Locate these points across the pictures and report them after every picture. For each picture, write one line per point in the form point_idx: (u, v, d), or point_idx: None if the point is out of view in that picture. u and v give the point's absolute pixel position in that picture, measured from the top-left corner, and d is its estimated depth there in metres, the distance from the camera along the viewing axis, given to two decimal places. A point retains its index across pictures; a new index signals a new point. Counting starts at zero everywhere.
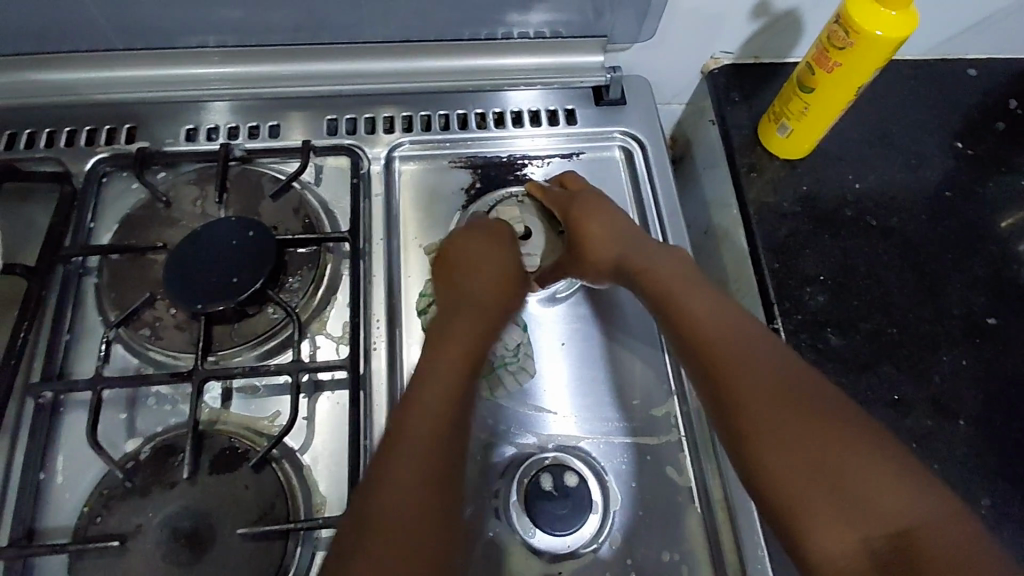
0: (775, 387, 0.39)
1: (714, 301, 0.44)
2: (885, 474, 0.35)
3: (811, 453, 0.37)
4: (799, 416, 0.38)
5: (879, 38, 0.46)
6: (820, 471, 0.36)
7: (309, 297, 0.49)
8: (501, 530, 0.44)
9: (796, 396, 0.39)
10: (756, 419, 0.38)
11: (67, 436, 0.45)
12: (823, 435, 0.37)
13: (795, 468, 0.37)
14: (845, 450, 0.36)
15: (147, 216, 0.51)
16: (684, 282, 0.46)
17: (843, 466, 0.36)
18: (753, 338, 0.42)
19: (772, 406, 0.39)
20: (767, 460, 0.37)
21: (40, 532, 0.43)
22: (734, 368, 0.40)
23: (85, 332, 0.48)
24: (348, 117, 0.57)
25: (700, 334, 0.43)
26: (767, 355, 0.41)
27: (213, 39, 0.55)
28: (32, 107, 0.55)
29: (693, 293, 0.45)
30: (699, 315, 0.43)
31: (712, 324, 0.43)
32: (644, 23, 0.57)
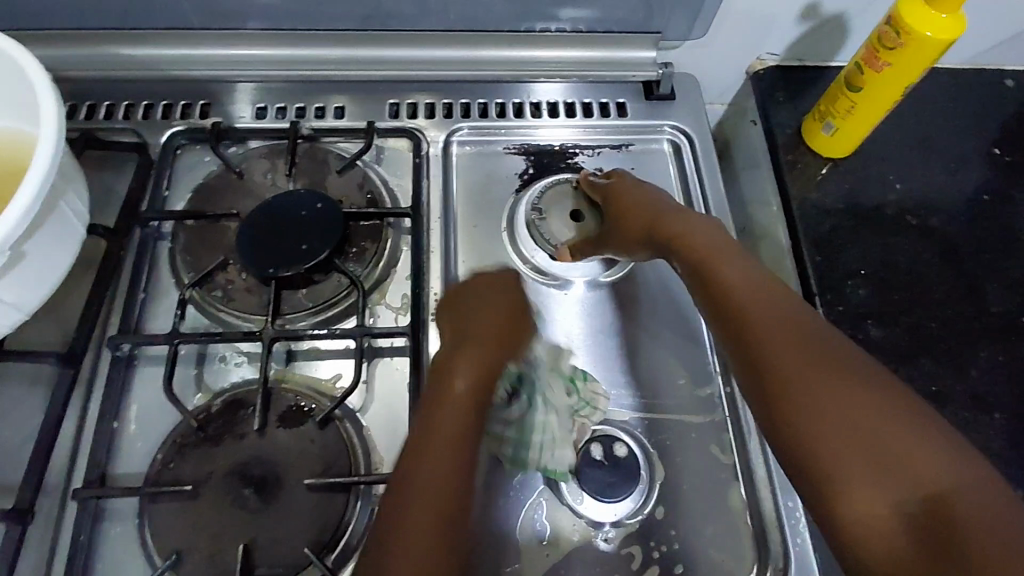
0: (808, 352, 0.40)
1: (751, 272, 0.45)
2: (917, 439, 0.35)
3: (845, 417, 0.37)
4: (834, 381, 0.38)
5: (929, 39, 0.48)
6: (851, 434, 0.36)
7: (372, 269, 0.51)
8: (551, 496, 0.46)
9: (827, 360, 0.39)
10: (790, 384, 0.39)
11: (140, 388, 0.47)
12: (854, 399, 0.37)
13: (827, 430, 0.37)
14: (879, 415, 0.36)
15: (220, 186, 0.53)
16: (720, 255, 0.47)
17: (875, 430, 0.36)
18: (788, 307, 0.43)
19: (807, 371, 0.39)
20: (800, 424, 0.38)
21: (113, 476, 0.45)
22: (770, 334, 0.41)
23: (158, 292, 0.50)
24: (408, 102, 0.60)
25: (735, 304, 0.43)
26: (801, 323, 0.42)
27: (286, 23, 0.58)
28: (113, 82, 0.58)
29: (730, 265, 0.46)
30: (733, 287, 0.44)
31: (747, 296, 0.44)
32: (696, 22, 0.59)
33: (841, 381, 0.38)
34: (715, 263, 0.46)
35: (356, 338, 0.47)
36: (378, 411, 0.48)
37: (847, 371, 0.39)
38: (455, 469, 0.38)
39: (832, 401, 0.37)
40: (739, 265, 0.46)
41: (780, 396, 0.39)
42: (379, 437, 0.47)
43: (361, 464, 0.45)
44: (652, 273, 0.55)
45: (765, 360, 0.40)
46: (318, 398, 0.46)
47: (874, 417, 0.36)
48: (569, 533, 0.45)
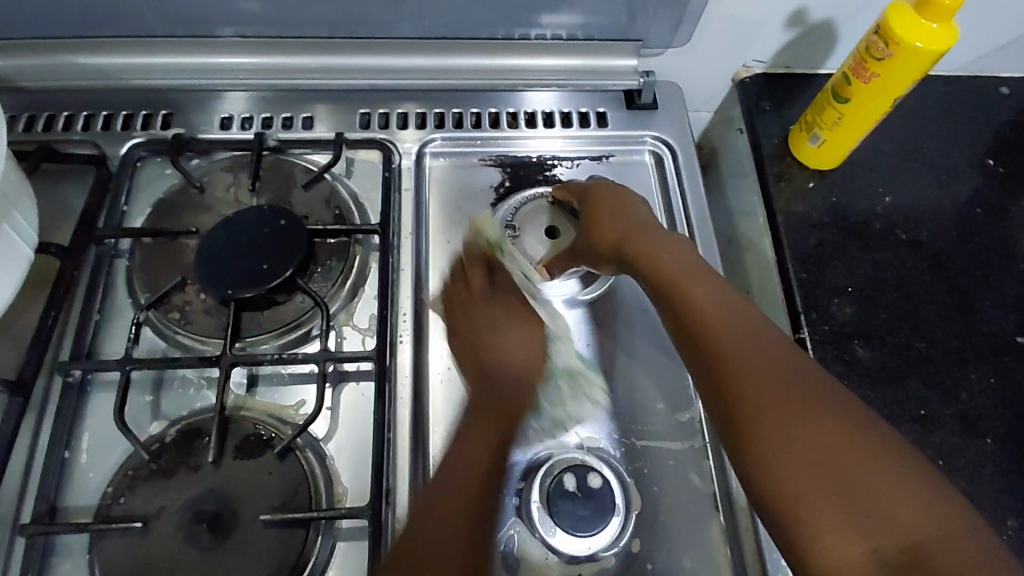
0: (782, 384, 0.38)
1: (723, 295, 0.44)
2: (894, 482, 0.34)
3: (820, 454, 0.35)
4: (806, 416, 0.37)
5: (919, 50, 0.46)
6: (826, 473, 0.35)
7: (338, 288, 0.49)
8: (522, 530, 0.44)
9: (800, 391, 0.38)
10: (763, 418, 0.37)
11: (93, 416, 0.45)
12: (829, 434, 0.36)
13: (801, 468, 0.35)
14: (856, 452, 0.35)
15: (181, 201, 0.51)
16: (693, 274, 0.45)
17: (852, 470, 0.34)
18: (760, 334, 0.41)
19: (781, 405, 0.38)
20: (773, 461, 0.36)
21: (62, 509, 0.43)
22: (743, 365, 0.40)
23: (114, 314, 0.48)
24: (380, 112, 0.58)
25: (708, 329, 0.42)
26: (773, 350, 0.40)
27: (252, 31, 0.55)
28: (72, 92, 0.56)
29: (703, 285, 0.44)
30: (706, 310, 0.43)
31: (719, 321, 0.42)
32: (679, 29, 0.57)
33: (815, 415, 0.37)
34: (687, 283, 0.45)
35: (318, 363, 0.45)
36: (342, 439, 0.46)
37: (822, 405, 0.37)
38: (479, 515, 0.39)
39: (807, 437, 0.36)
40: (712, 286, 0.44)
41: (754, 432, 0.38)
42: (342, 467, 0.45)
43: (322, 496, 0.43)
44: (633, 290, 0.53)
45: (737, 391, 0.39)
46: (278, 427, 0.44)
47: (850, 454, 0.35)
48: (539, 568, 0.43)
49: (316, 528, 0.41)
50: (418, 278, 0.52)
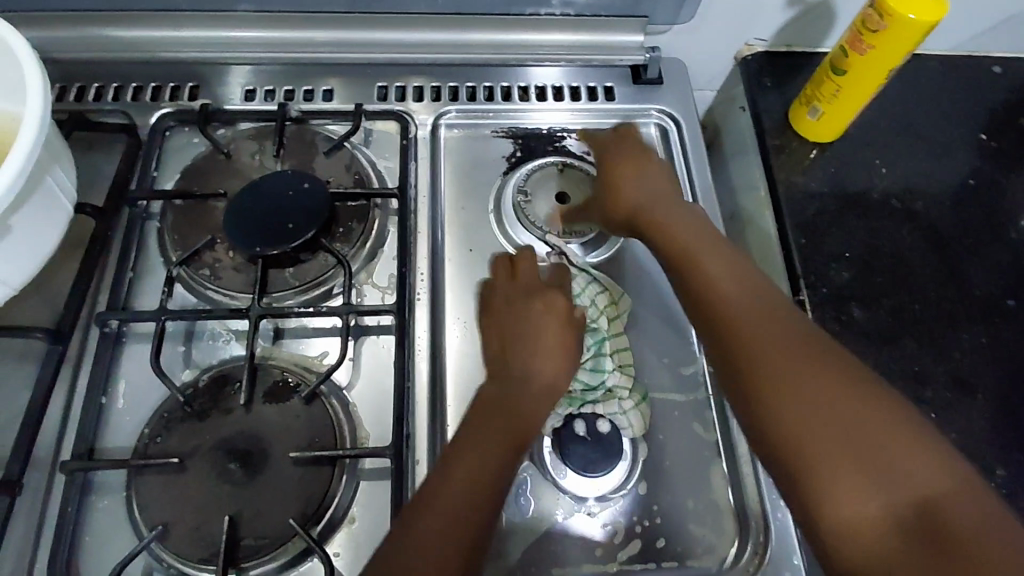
0: (795, 350, 0.41)
1: (737, 269, 0.46)
2: (901, 439, 0.37)
3: (836, 415, 0.38)
4: (818, 376, 0.39)
5: (912, 22, 0.49)
6: (842, 431, 0.37)
7: (359, 248, 0.52)
8: (534, 472, 0.46)
9: (809, 352, 0.41)
10: (779, 381, 0.40)
11: (129, 365, 0.48)
12: (839, 394, 0.39)
13: (816, 425, 0.38)
14: (862, 410, 0.38)
15: (209, 166, 0.54)
16: (706, 248, 0.47)
17: (863, 425, 0.37)
18: (769, 305, 0.44)
19: (796, 368, 0.40)
20: (790, 420, 0.39)
21: (101, 450, 0.45)
22: (759, 336, 0.42)
23: (146, 271, 0.51)
24: (397, 85, 0.60)
25: (722, 300, 0.44)
26: (782, 317, 0.43)
27: (276, 6, 0.58)
28: (102, 64, 0.58)
29: (716, 258, 0.47)
30: (719, 280, 0.45)
31: (734, 292, 0.44)
32: (683, 6, 0.60)
33: (824, 378, 0.39)
34: (700, 256, 0.47)
35: (342, 316, 0.47)
36: (363, 388, 0.48)
37: (831, 367, 0.40)
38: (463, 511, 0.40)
39: (822, 397, 0.39)
40: (722, 260, 0.47)
41: (772, 396, 0.40)
42: (364, 413, 0.47)
43: (346, 438, 0.45)
44: (639, 254, 0.56)
45: (751, 356, 0.41)
46: (304, 375, 0.47)
47: (863, 416, 0.37)
48: (551, 507, 0.46)
49: (342, 466, 0.44)
50: (434, 241, 0.54)
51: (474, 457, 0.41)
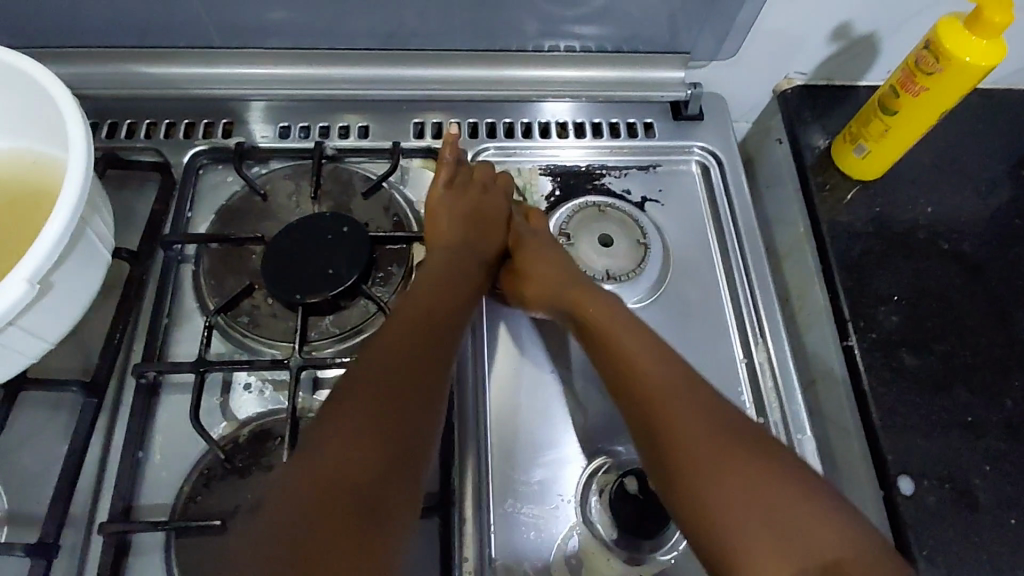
0: (718, 440, 0.40)
1: (659, 355, 0.44)
2: (808, 503, 0.38)
3: (755, 510, 0.37)
4: (732, 461, 0.39)
5: (968, 65, 0.48)
6: (763, 519, 0.37)
7: (399, 294, 0.50)
8: (583, 531, 0.45)
9: (736, 448, 0.40)
10: (707, 484, 0.39)
11: (166, 417, 0.46)
12: (749, 464, 0.39)
13: (736, 507, 0.38)
14: (782, 495, 0.38)
15: (245, 208, 0.53)
16: (622, 330, 0.46)
17: (773, 497, 0.38)
18: (694, 394, 0.42)
19: (718, 459, 0.39)
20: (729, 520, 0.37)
21: (139, 508, 0.44)
22: (675, 421, 0.41)
23: (182, 318, 0.50)
24: (433, 121, 0.59)
25: (646, 392, 0.43)
26: (716, 410, 0.42)
27: (310, 41, 0.57)
28: (133, 99, 0.57)
29: (638, 343, 0.45)
30: (643, 366, 0.44)
31: (660, 382, 0.43)
32: (725, 42, 0.59)
33: (736, 458, 0.39)
34: (624, 340, 0.45)
35: None
36: None
37: (750, 457, 0.39)
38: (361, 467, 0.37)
39: (743, 488, 0.38)
40: (644, 342, 0.45)
41: (700, 496, 0.38)
42: None
43: None
44: (683, 298, 0.54)
45: (678, 449, 0.40)
46: None
47: (766, 477, 0.38)
48: (601, 569, 0.44)
49: None
50: None
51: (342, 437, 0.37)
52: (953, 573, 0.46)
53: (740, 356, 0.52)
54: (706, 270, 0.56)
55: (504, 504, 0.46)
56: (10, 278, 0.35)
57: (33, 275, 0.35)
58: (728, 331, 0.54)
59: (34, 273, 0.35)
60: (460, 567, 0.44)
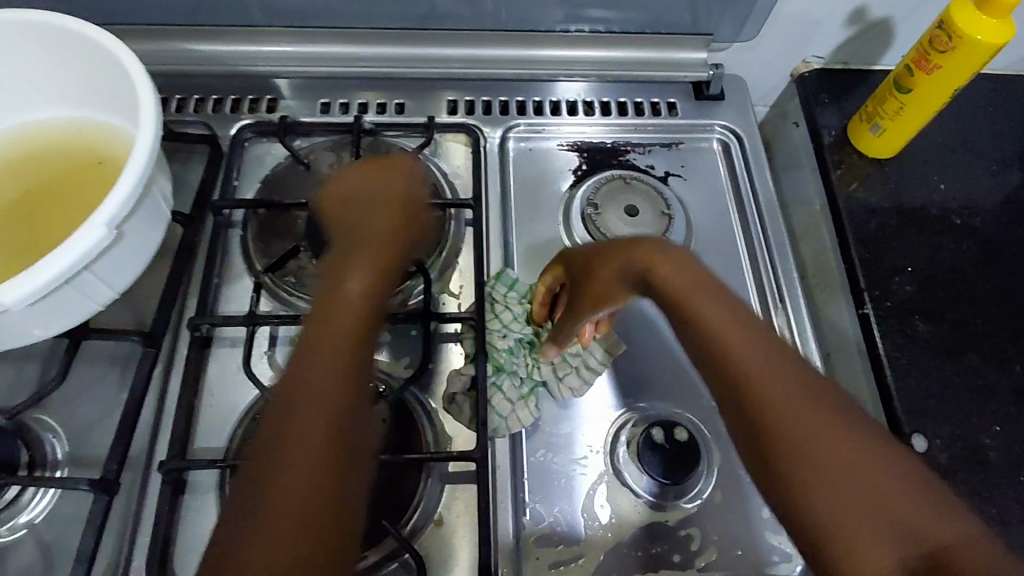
0: (811, 408, 0.35)
1: (751, 328, 0.38)
2: (904, 486, 0.33)
3: (855, 491, 0.33)
4: (830, 429, 0.34)
5: (980, 43, 0.50)
6: (858, 497, 0.32)
7: (437, 258, 0.54)
8: (612, 479, 0.48)
9: (828, 405, 0.35)
10: (816, 460, 0.33)
11: (218, 368, 0.49)
12: (842, 439, 0.34)
13: (841, 494, 0.32)
14: (882, 471, 0.33)
15: (289, 177, 0.55)
16: (706, 301, 0.40)
17: (880, 481, 0.33)
18: (792, 368, 0.37)
19: (819, 428, 0.34)
20: (815, 493, 0.33)
21: (194, 450, 0.46)
22: (765, 385, 0.36)
23: (231, 278, 0.53)
24: (466, 99, 0.62)
25: (733, 375, 0.37)
26: (805, 378, 0.36)
27: (350, 22, 0.60)
28: (184, 76, 0.61)
29: (718, 312, 0.39)
30: (727, 339, 0.38)
31: (749, 359, 0.37)
32: (746, 25, 0.61)
33: (832, 424, 0.34)
34: (706, 312, 0.39)
35: (425, 323, 0.49)
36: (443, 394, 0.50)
37: (847, 430, 0.34)
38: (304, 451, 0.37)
39: (836, 466, 0.33)
40: (725, 310, 0.39)
41: (803, 476, 0.33)
42: (444, 418, 0.49)
43: (429, 441, 0.47)
44: (705, 267, 0.57)
45: (780, 425, 0.35)
46: (389, 381, 0.48)
47: (869, 458, 0.33)
48: (629, 514, 0.47)
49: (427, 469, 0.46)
50: (505, 253, 0.56)
51: (293, 426, 0.37)
52: None
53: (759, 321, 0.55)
54: (728, 241, 0.58)
55: (536, 453, 0.49)
56: (90, 223, 0.38)
57: (110, 221, 0.39)
58: (749, 298, 0.56)
59: (111, 219, 0.39)
60: (499, 508, 0.47)
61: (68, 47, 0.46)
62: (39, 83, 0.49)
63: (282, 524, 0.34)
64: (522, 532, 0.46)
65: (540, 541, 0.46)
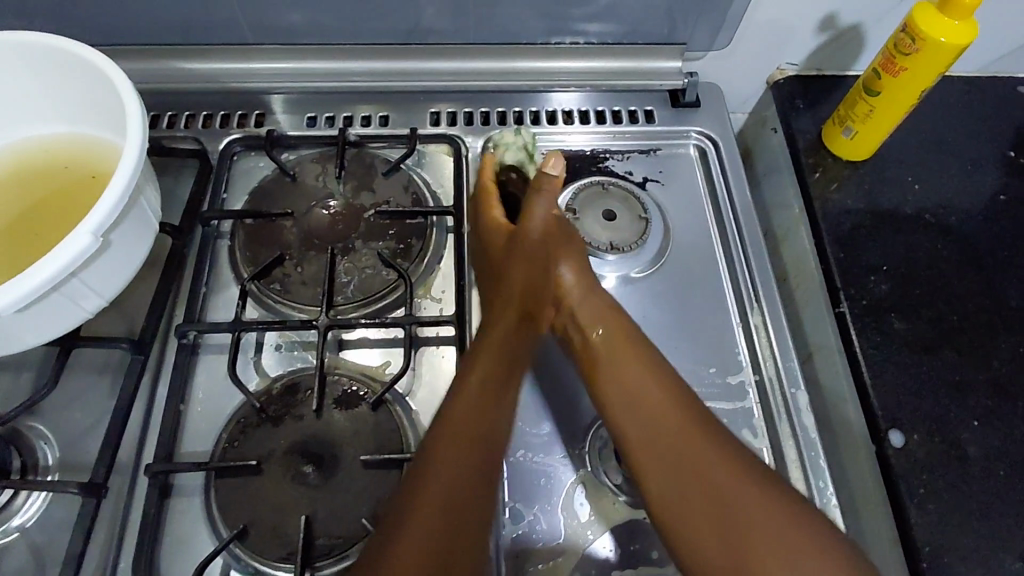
0: (669, 428, 0.42)
1: (657, 380, 0.45)
2: (727, 491, 0.40)
3: (716, 511, 0.39)
4: (679, 441, 0.42)
5: (943, 45, 0.51)
6: (704, 514, 0.39)
7: (418, 263, 0.54)
8: (590, 479, 0.49)
9: (684, 419, 0.43)
10: (690, 483, 0.40)
11: (204, 373, 0.51)
12: (687, 444, 0.42)
13: (664, 489, 0.41)
14: (717, 478, 0.40)
15: (276, 188, 0.57)
16: (616, 355, 0.46)
17: (705, 485, 0.40)
18: (685, 409, 0.44)
19: (701, 457, 0.41)
20: (678, 515, 0.40)
21: (180, 454, 0.48)
22: (623, 398, 0.45)
23: (219, 286, 0.54)
24: (448, 110, 0.64)
25: (626, 420, 0.44)
26: (671, 396, 0.44)
27: (334, 39, 0.62)
28: (176, 93, 0.63)
29: (630, 365, 0.46)
30: (628, 392, 0.45)
31: (646, 407, 0.44)
32: (719, 34, 0.63)
33: (681, 434, 0.42)
34: (610, 363, 0.46)
35: (405, 328, 0.50)
36: (424, 396, 0.50)
37: (728, 467, 0.41)
38: (474, 469, 0.40)
39: (676, 467, 0.41)
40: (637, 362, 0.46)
41: (673, 501, 0.40)
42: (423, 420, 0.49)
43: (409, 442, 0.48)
44: (683, 269, 0.58)
45: (651, 449, 0.42)
46: (371, 384, 0.49)
47: (702, 468, 0.41)
48: (608, 512, 0.48)
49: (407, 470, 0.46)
50: None
51: (462, 429, 0.41)
52: (942, 518, 0.49)
53: (736, 321, 0.56)
54: (705, 244, 0.59)
55: (516, 453, 0.50)
56: (77, 231, 0.40)
57: (96, 229, 0.40)
58: (726, 298, 0.57)
59: (96, 227, 0.40)
60: None
61: (60, 66, 0.48)
62: (36, 101, 0.51)
63: (435, 513, 0.38)
64: (501, 532, 0.47)
65: (519, 540, 0.47)
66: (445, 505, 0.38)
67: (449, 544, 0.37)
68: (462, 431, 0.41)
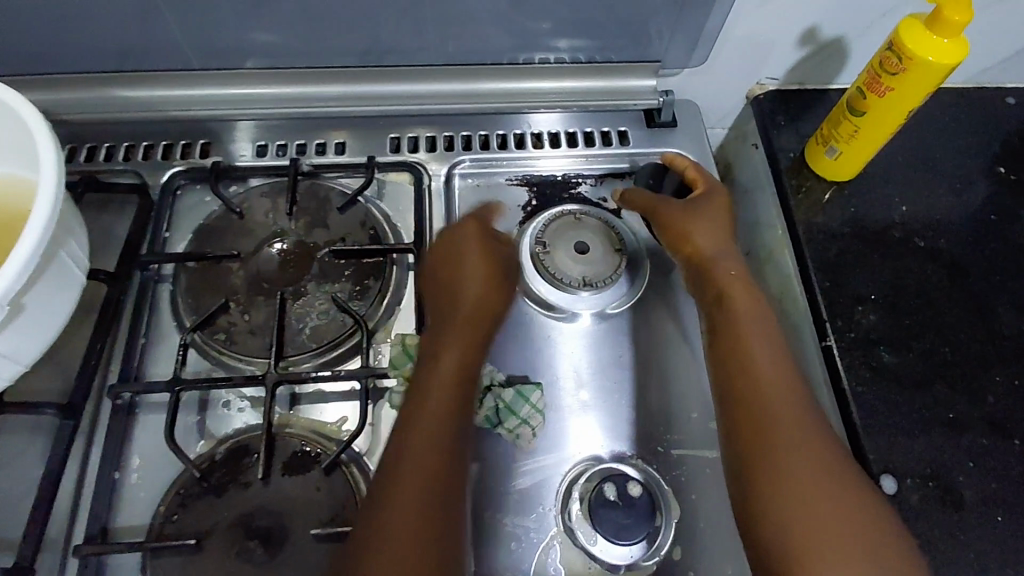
0: (787, 398, 0.44)
1: (788, 381, 0.45)
2: (817, 472, 0.41)
3: (836, 517, 0.39)
4: (795, 415, 0.43)
5: (931, 64, 0.48)
6: (840, 517, 0.39)
7: (376, 306, 0.50)
8: (564, 540, 0.45)
9: (788, 394, 0.44)
10: (815, 515, 0.40)
11: (142, 436, 0.46)
12: (806, 427, 0.43)
13: (810, 453, 0.42)
14: (809, 461, 0.41)
15: (222, 226, 0.53)
16: (756, 331, 0.47)
17: (787, 448, 0.42)
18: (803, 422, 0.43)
19: (811, 455, 0.41)
20: (797, 483, 0.40)
21: (114, 530, 0.43)
22: (756, 356, 0.45)
23: (159, 337, 0.50)
24: (409, 136, 0.60)
25: (746, 416, 0.43)
26: (789, 383, 0.45)
27: (283, 61, 0.58)
28: (113, 122, 0.58)
29: (762, 349, 0.46)
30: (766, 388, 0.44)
31: (782, 399, 0.44)
32: (694, 51, 0.59)
33: (791, 403, 0.44)
34: (759, 373, 0.45)
35: (361, 380, 0.46)
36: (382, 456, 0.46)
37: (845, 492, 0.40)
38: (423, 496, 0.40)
39: (794, 434, 0.42)
40: (771, 353, 0.46)
41: (783, 467, 0.41)
42: None
43: None
44: (661, 304, 0.55)
45: (773, 407, 0.43)
46: (324, 443, 0.45)
47: (808, 442, 0.42)
48: None
49: None
50: None
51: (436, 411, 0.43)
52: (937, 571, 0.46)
53: None
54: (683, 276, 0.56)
55: (483, 513, 0.46)
56: None
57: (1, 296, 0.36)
58: None
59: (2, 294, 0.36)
60: None
61: None
62: None
63: (413, 499, 0.40)
64: None
65: None
66: (421, 466, 0.41)
67: (432, 506, 0.40)
68: (434, 413, 0.43)
